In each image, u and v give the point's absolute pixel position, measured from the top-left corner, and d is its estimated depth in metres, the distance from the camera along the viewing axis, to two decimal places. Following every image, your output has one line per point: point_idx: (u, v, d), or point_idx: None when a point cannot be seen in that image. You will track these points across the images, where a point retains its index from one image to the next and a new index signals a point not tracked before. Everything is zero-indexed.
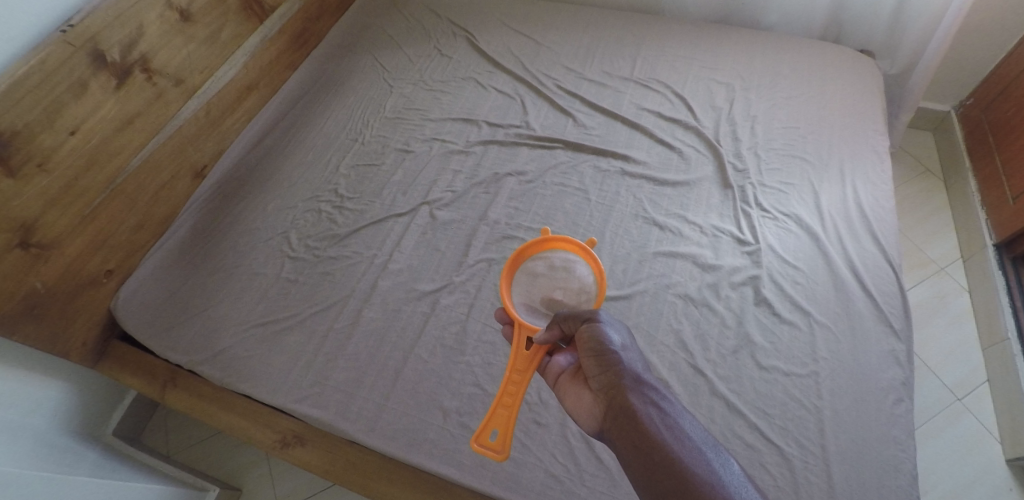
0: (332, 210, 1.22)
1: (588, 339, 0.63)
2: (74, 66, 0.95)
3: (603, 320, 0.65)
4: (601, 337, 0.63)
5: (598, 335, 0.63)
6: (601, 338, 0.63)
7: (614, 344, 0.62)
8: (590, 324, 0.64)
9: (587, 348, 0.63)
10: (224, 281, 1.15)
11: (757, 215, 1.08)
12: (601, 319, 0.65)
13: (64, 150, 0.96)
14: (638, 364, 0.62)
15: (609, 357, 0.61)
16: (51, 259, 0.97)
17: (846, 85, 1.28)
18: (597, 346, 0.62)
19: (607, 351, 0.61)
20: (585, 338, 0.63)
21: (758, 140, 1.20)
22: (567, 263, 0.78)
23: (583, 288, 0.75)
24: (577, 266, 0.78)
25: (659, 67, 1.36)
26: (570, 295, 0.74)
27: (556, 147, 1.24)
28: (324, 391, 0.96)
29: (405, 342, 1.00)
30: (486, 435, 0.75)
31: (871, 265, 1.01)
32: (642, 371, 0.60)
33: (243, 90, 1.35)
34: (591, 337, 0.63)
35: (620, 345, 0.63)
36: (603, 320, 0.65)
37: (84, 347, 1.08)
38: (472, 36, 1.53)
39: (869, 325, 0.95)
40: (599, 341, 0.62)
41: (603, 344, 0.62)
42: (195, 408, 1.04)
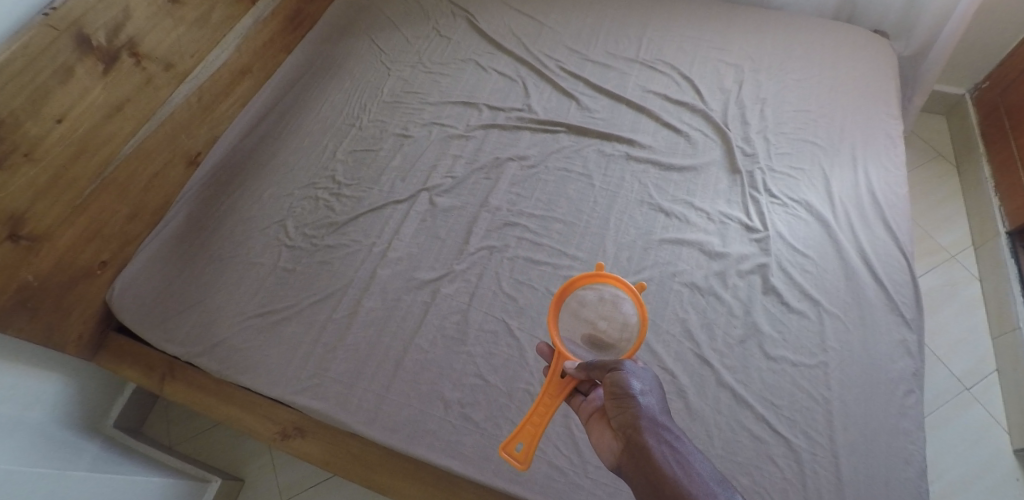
0: (329, 198, 1.19)
1: (609, 383, 0.57)
2: (59, 50, 0.92)
3: (630, 366, 0.59)
4: (623, 380, 0.56)
5: (620, 378, 0.56)
6: (622, 381, 0.56)
7: (638, 387, 0.55)
8: (614, 368, 0.58)
9: (608, 393, 0.56)
10: (221, 272, 1.13)
11: (766, 201, 1.05)
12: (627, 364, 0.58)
13: (52, 139, 0.93)
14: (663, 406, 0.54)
15: (630, 402, 0.54)
16: (43, 251, 0.95)
17: (859, 65, 1.24)
18: (619, 390, 0.55)
19: (628, 392, 0.54)
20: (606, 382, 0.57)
21: (767, 123, 1.16)
22: (615, 299, 0.70)
23: (628, 323, 0.68)
24: (625, 302, 0.70)
25: (665, 47, 1.32)
26: (614, 331, 0.68)
27: (559, 131, 1.21)
28: (323, 383, 0.95)
29: (405, 332, 0.98)
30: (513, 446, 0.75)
31: (882, 253, 0.98)
32: (666, 418, 0.52)
33: (236, 74, 1.32)
34: (612, 381, 0.56)
35: (645, 388, 0.56)
36: (629, 366, 0.58)
37: (80, 340, 1.07)
38: (472, 16, 1.48)
39: (880, 313, 0.92)
40: (621, 386, 0.55)
41: (625, 388, 0.55)
42: (193, 400, 1.03)
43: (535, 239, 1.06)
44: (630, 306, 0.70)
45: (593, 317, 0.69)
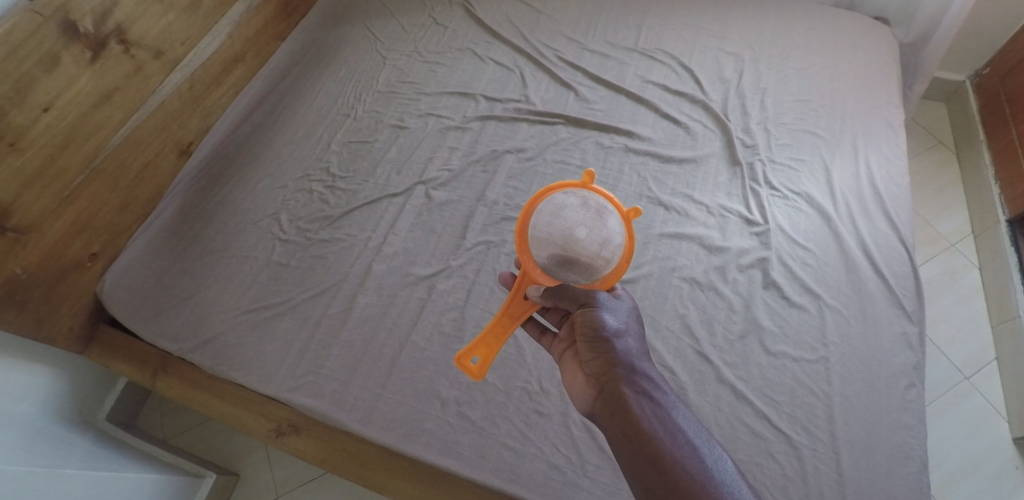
0: (323, 190, 1.17)
1: (583, 322, 0.62)
2: (44, 37, 0.89)
3: (602, 299, 0.64)
4: (598, 320, 0.61)
5: (594, 318, 0.61)
6: (597, 321, 0.61)
7: (612, 331, 0.61)
8: (587, 305, 0.63)
9: (583, 332, 0.62)
10: (213, 265, 1.11)
11: (767, 194, 1.03)
12: (599, 301, 0.63)
13: (38, 128, 0.90)
14: (634, 348, 0.61)
15: (605, 343, 0.60)
16: (31, 243, 0.93)
17: (862, 54, 1.21)
18: (593, 330, 0.61)
19: (603, 337, 0.60)
20: (581, 321, 0.62)
21: (768, 114, 1.14)
22: (598, 214, 0.64)
23: (610, 241, 0.64)
24: (610, 217, 0.65)
25: (665, 36, 1.29)
26: (591, 246, 0.64)
27: (557, 123, 1.18)
28: (319, 380, 0.93)
29: (401, 329, 0.96)
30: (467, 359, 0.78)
31: (883, 245, 0.97)
32: (636, 355, 0.60)
33: (228, 62, 1.29)
34: (587, 321, 0.62)
35: (617, 328, 0.62)
36: (602, 302, 0.63)
37: (71, 333, 1.05)
38: (467, 3, 1.45)
39: (882, 307, 0.91)
40: (596, 326, 0.61)
41: (600, 329, 0.61)
42: (186, 394, 1.01)
43: None
44: (614, 222, 0.65)
45: (572, 229, 0.64)
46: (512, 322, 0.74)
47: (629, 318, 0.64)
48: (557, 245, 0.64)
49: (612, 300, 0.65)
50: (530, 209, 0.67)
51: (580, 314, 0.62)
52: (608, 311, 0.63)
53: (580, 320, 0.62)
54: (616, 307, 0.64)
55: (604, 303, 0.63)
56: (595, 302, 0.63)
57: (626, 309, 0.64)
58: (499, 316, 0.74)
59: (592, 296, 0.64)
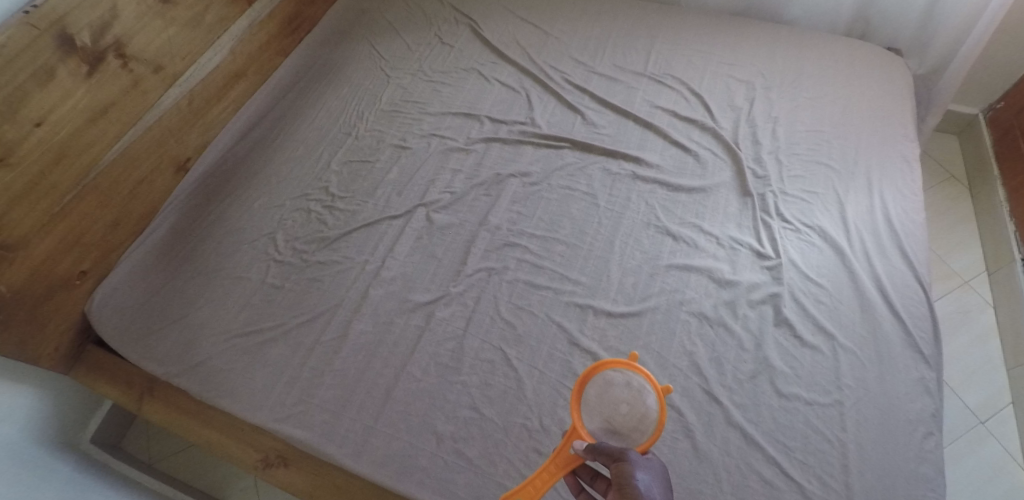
0: (322, 211, 1.14)
1: (616, 473, 0.55)
2: (39, 51, 0.87)
3: (638, 457, 0.57)
4: (630, 470, 0.54)
5: (627, 467, 0.55)
6: (629, 471, 0.54)
7: (642, 482, 0.53)
8: (621, 458, 0.57)
9: (613, 481, 0.54)
10: (206, 285, 1.07)
11: (778, 226, 1.00)
12: (634, 456, 0.57)
13: (29, 143, 0.88)
14: None
15: (631, 487, 0.52)
16: (17, 260, 0.89)
17: (874, 84, 1.19)
18: (623, 477, 0.54)
19: (632, 482, 0.53)
20: (613, 472, 0.55)
21: (779, 144, 1.11)
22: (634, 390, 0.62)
23: (647, 419, 0.61)
24: (649, 394, 0.62)
25: (674, 62, 1.27)
26: (627, 421, 0.61)
27: (563, 147, 1.16)
28: (309, 410, 0.89)
29: (397, 359, 0.92)
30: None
31: (898, 283, 0.93)
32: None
33: (230, 78, 1.27)
34: (619, 471, 0.55)
35: (649, 485, 0.54)
36: (636, 458, 0.57)
37: (56, 352, 1.01)
38: (474, 23, 1.44)
39: (897, 349, 0.88)
40: (627, 475, 0.54)
41: (630, 477, 0.54)
42: (172, 420, 0.98)
43: (537, 262, 1.00)
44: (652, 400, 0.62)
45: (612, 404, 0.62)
46: (553, 476, 0.71)
47: (663, 485, 0.56)
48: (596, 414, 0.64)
49: (649, 465, 0.57)
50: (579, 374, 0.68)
51: (613, 466, 0.56)
52: (642, 467, 0.56)
53: (612, 470, 0.56)
54: (652, 470, 0.57)
55: (638, 460, 0.57)
56: (629, 457, 0.57)
57: (659, 473, 0.57)
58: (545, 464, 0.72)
59: (627, 452, 0.58)
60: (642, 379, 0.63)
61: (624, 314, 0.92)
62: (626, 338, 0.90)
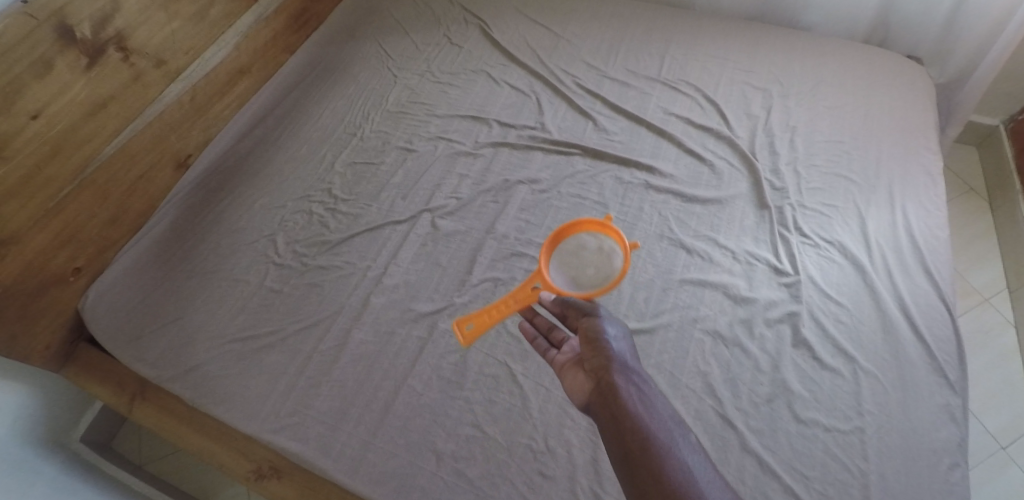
0: (324, 213, 1.11)
1: (585, 326, 0.63)
2: (37, 42, 0.84)
3: (603, 316, 0.65)
4: (598, 326, 0.62)
5: (595, 324, 0.62)
6: (596, 328, 0.62)
7: (609, 333, 0.61)
8: (590, 316, 0.65)
9: (583, 333, 0.61)
10: (202, 286, 1.03)
11: (797, 241, 0.96)
12: (601, 314, 0.65)
13: (24, 137, 0.85)
14: (629, 353, 0.59)
15: (601, 342, 0.59)
16: (9, 256, 0.87)
17: (897, 94, 1.14)
18: (592, 332, 0.61)
19: (601, 337, 0.60)
20: (582, 324, 0.63)
21: (798, 155, 1.07)
22: (608, 252, 0.79)
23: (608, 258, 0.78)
24: (616, 256, 0.78)
25: (689, 67, 1.24)
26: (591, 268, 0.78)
27: (573, 154, 1.12)
28: (305, 422, 0.86)
29: (397, 372, 0.89)
30: (464, 326, 0.86)
31: (922, 303, 0.89)
32: (632, 359, 0.58)
33: (234, 74, 1.24)
34: (588, 325, 0.62)
35: (615, 335, 0.61)
36: (602, 315, 0.65)
37: (47, 351, 0.97)
38: (484, 24, 1.40)
39: (922, 374, 0.83)
40: (596, 328, 0.61)
41: (599, 331, 0.60)
42: (165, 427, 0.94)
43: None
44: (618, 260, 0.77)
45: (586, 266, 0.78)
46: (507, 312, 0.82)
47: (625, 331, 0.64)
48: (565, 251, 0.82)
49: (611, 318, 0.65)
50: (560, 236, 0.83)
51: (582, 320, 0.63)
52: (608, 321, 0.64)
53: (582, 328, 0.62)
54: (614, 320, 0.65)
55: (606, 318, 0.65)
56: (596, 314, 0.65)
57: (621, 327, 0.65)
58: (504, 301, 0.82)
59: (595, 310, 0.66)
60: (613, 243, 0.80)
61: (635, 331, 0.88)
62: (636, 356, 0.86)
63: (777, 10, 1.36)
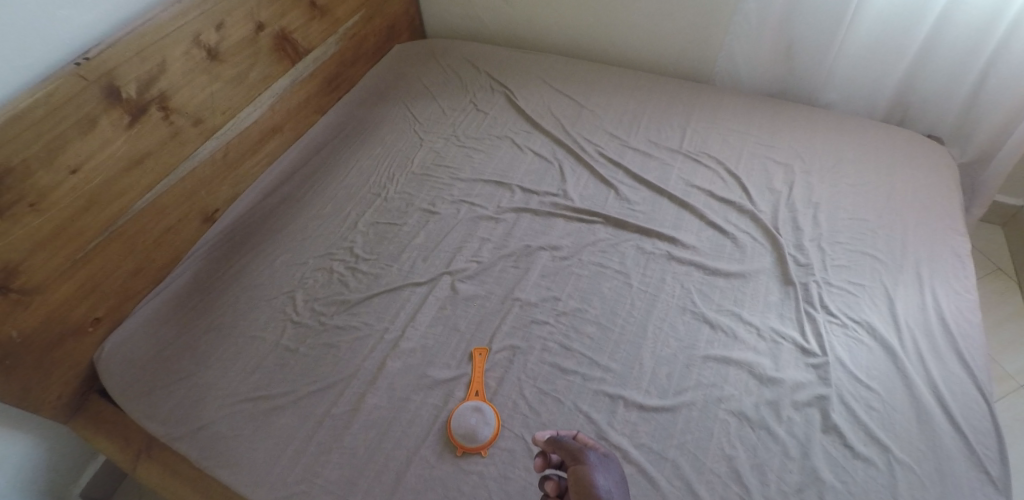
0: (344, 271, 1.11)
1: (576, 476, 0.68)
2: (84, 101, 0.89)
3: (594, 458, 0.71)
4: (589, 475, 0.67)
5: (586, 472, 0.68)
6: (589, 477, 0.67)
7: (600, 480, 0.67)
8: (581, 461, 0.70)
9: (575, 486, 0.67)
10: (218, 341, 1.03)
11: (823, 320, 0.94)
12: (592, 457, 0.71)
13: (61, 190, 0.89)
14: None
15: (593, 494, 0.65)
16: (32, 304, 0.89)
17: (919, 173, 1.15)
18: (585, 485, 0.66)
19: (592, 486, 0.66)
20: (573, 474, 0.68)
21: (821, 231, 1.07)
22: (481, 432, 0.84)
23: (479, 430, 0.84)
24: (482, 435, 0.84)
25: (711, 140, 1.26)
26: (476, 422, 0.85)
27: (596, 222, 1.13)
28: (311, 491, 0.83)
29: (410, 441, 0.86)
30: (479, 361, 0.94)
31: (958, 391, 0.84)
32: None
33: (266, 132, 1.28)
34: (579, 474, 0.68)
35: (605, 485, 0.67)
36: (593, 459, 0.71)
37: (58, 401, 0.97)
38: (510, 92, 1.46)
39: (960, 469, 0.77)
40: (587, 479, 0.67)
41: (591, 482, 0.66)
42: (167, 487, 0.91)
43: (564, 344, 0.95)
44: (484, 434, 0.84)
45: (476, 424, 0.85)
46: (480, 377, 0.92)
47: (615, 474, 0.71)
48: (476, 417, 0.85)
49: (602, 460, 0.72)
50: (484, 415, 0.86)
51: (572, 468, 0.69)
52: (599, 465, 0.70)
53: (573, 474, 0.68)
54: (605, 463, 0.72)
55: (596, 460, 0.70)
56: (588, 458, 0.71)
57: (612, 467, 0.72)
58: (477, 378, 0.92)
59: (586, 453, 0.71)
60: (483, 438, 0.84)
61: (657, 408, 0.86)
62: (658, 435, 0.83)
63: (796, 88, 1.39)
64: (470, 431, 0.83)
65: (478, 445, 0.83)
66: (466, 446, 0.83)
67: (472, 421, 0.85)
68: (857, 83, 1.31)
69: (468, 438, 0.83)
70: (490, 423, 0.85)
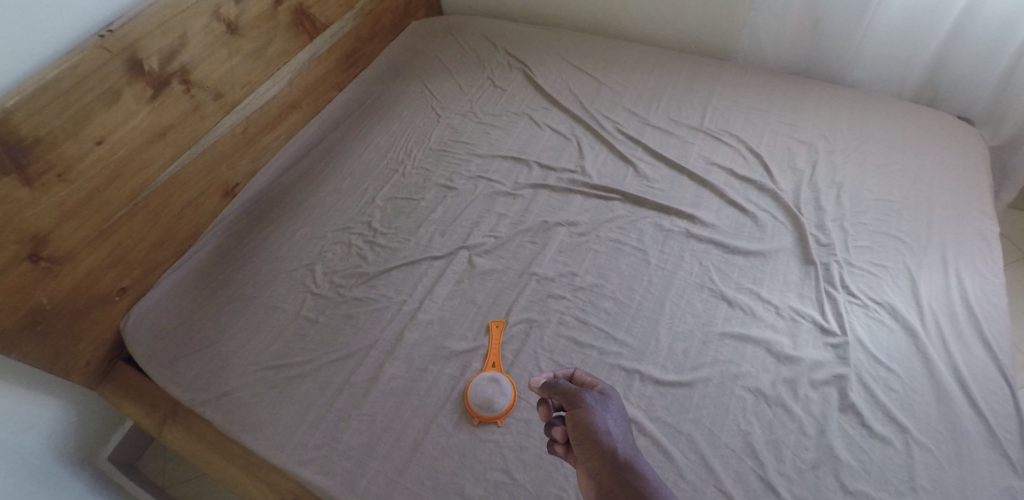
0: (363, 245, 1.12)
1: (574, 420, 0.64)
2: (108, 73, 0.90)
3: (591, 398, 0.67)
4: (588, 418, 0.63)
5: (584, 415, 0.64)
6: (587, 420, 0.63)
7: (600, 420, 0.63)
8: (577, 404, 0.66)
9: (575, 431, 0.63)
10: (239, 311, 1.05)
11: (844, 300, 0.93)
12: (588, 398, 0.66)
13: (87, 161, 0.91)
14: (625, 443, 0.61)
15: (595, 439, 0.61)
16: (61, 273, 0.91)
17: (948, 153, 1.12)
18: (584, 429, 0.63)
19: (593, 430, 0.62)
20: (571, 419, 0.64)
21: (844, 211, 1.05)
22: (498, 402, 0.85)
23: (495, 399, 0.85)
24: (499, 404, 0.85)
25: (732, 118, 1.24)
26: (493, 392, 0.86)
27: (614, 199, 1.13)
28: (332, 455, 0.85)
29: (427, 410, 0.88)
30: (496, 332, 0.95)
31: (980, 375, 0.83)
32: (627, 445, 0.61)
33: (285, 107, 1.29)
34: (577, 418, 0.64)
35: (606, 424, 0.63)
36: (590, 400, 0.66)
37: (87, 367, 1.00)
38: (528, 69, 1.44)
39: (979, 451, 0.76)
40: (586, 423, 0.63)
41: (590, 425, 0.63)
42: (192, 450, 0.94)
43: (581, 318, 0.96)
44: (501, 403, 0.85)
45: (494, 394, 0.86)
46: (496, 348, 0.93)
47: (616, 413, 0.66)
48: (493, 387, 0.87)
49: (601, 400, 0.67)
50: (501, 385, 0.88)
51: (570, 414, 0.65)
52: (597, 406, 0.66)
53: (572, 419, 0.64)
54: (605, 401, 0.68)
55: (593, 400, 0.66)
56: (585, 399, 0.67)
57: (612, 405, 0.68)
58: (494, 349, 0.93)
59: (582, 394, 0.67)
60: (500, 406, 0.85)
61: (673, 383, 0.86)
62: (674, 409, 0.83)
63: (822, 66, 1.36)
64: (487, 401, 0.85)
65: (495, 414, 0.85)
66: (483, 416, 0.85)
67: (488, 392, 0.86)
68: (885, 61, 1.27)
69: (484, 408, 0.85)
70: (507, 393, 0.86)
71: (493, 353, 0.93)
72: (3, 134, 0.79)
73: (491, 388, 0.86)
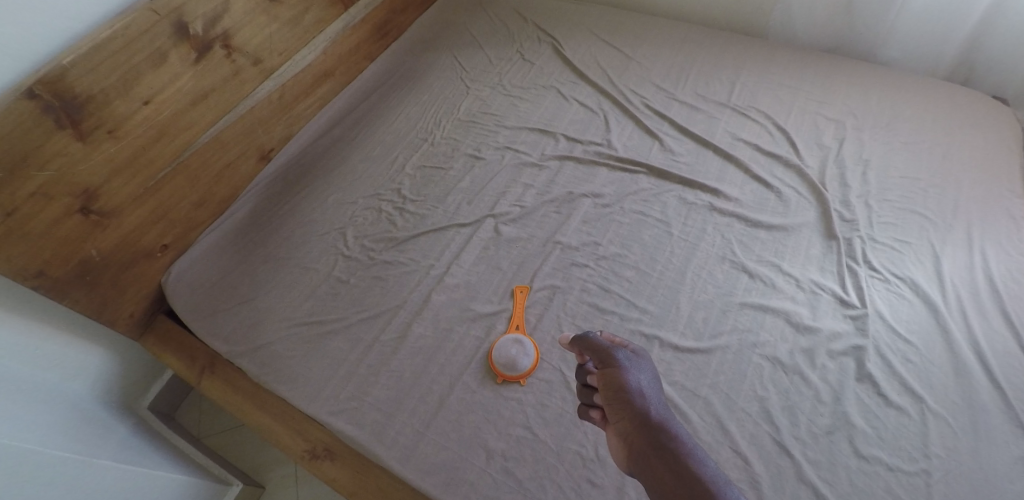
0: (392, 211, 1.16)
1: (606, 378, 0.71)
2: (155, 36, 0.94)
3: (623, 358, 0.73)
4: (619, 377, 0.70)
5: (616, 374, 0.70)
6: (619, 378, 0.70)
7: (628, 377, 0.70)
8: (610, 363, 0.72)
9: (606, 388, 0.70)
10: (274, 271, 1.09)
11: (866, 274, 0.94)
12: (620, 357, 0.73)
13: (136, 119, 0.95)
14: (651, 398, 0.68)
15: (623, 394, 0.68)
16: (110, 227, 0.96)
17: (980, 133, 1.11)
18: (616, 386, 0.69)
19: (622, 386, 0.69)
20: (603, 376, 0.71)
21: (870, 188, 1.05)
22: (521, 362, 0.89)
23: (521, 360, 0.89)
24: (523, 364, 0.89)
25: (761, 95, 1.24)
26: (517, 353, 0.90)
27: (638, 172, 1.14)
28: (362, 407, 0.89)
29: (453, 368, 0.92)
30: (521, 297, 0.99)
31: (1000, 350, 0.83)
32: (653, 399, 0.68)
33: (320, 76, 1.32)
34: (610, 377, 0.70)
35: (636, 381, 0.70)
36: (622, 360, 0.73)
37: (131, 318, 1.05)
38: (557, 42, 1.45)
39: (995, 422, 0.77)
40: (617, 380, 0.69)
41: (621, 383, 0.69)
42: (227, 399, 0.98)
43: (603, 286, 0.98)
44: (525, 362, 0.89)
45: (518, 354, 0.89)
46: (521, 313, 0.97)
47: (645, 371, 0.73)
48: (517, 348, 0.90)
49: (633, 360, 0.74)
50: (526, 346, 0.91)
51: (603, 372, 0.72)
52: (628, 365, 0.72)
53: (604, 377, 0.71)
54: (636, 361, 0.74)
55: (624, 359, 0.73)
56: (617, 358, 0.73)
57: (643, 365, 0.74)
58: (518, 313, 0.97)
59: (614, 355, 0.73)
60: (524, 365, 0.89)
61: (692, 350, 0.88)
62: (692, 374, 0.86)
63: (854, 44, 1.34)
64: (510, 361, 0.89)
65: (518, 374, 0.89)
66: (507, 375, 0.89)
67: (512, 352, 0.90)
68: (919, 41, 1.25)
69: (508, 367, 0.89)
70: (529, 354, 0.90)
71: (518, 317, 0.96)
72: (59, 90, 0.84)
73: (515, 350, 0.90)
